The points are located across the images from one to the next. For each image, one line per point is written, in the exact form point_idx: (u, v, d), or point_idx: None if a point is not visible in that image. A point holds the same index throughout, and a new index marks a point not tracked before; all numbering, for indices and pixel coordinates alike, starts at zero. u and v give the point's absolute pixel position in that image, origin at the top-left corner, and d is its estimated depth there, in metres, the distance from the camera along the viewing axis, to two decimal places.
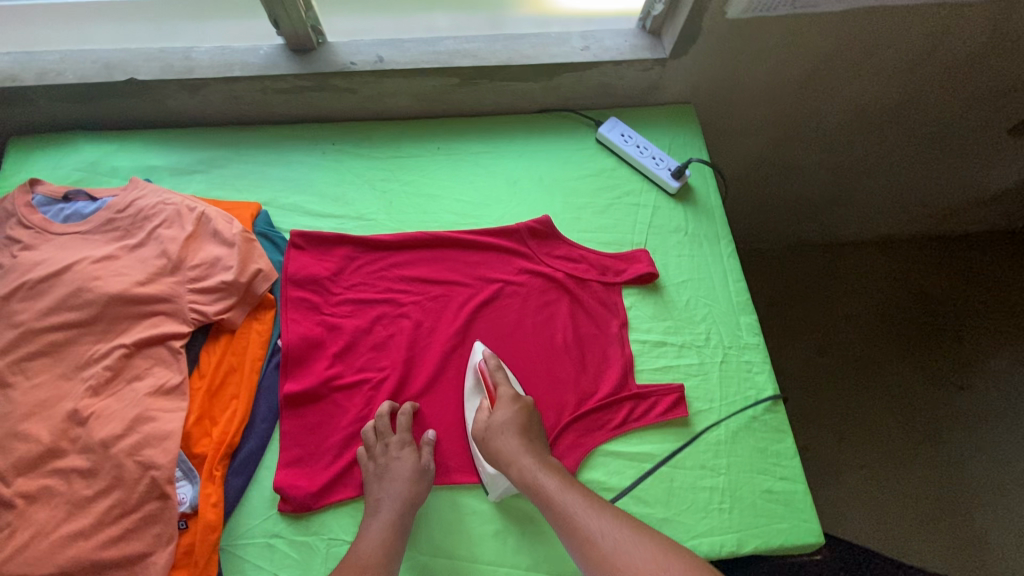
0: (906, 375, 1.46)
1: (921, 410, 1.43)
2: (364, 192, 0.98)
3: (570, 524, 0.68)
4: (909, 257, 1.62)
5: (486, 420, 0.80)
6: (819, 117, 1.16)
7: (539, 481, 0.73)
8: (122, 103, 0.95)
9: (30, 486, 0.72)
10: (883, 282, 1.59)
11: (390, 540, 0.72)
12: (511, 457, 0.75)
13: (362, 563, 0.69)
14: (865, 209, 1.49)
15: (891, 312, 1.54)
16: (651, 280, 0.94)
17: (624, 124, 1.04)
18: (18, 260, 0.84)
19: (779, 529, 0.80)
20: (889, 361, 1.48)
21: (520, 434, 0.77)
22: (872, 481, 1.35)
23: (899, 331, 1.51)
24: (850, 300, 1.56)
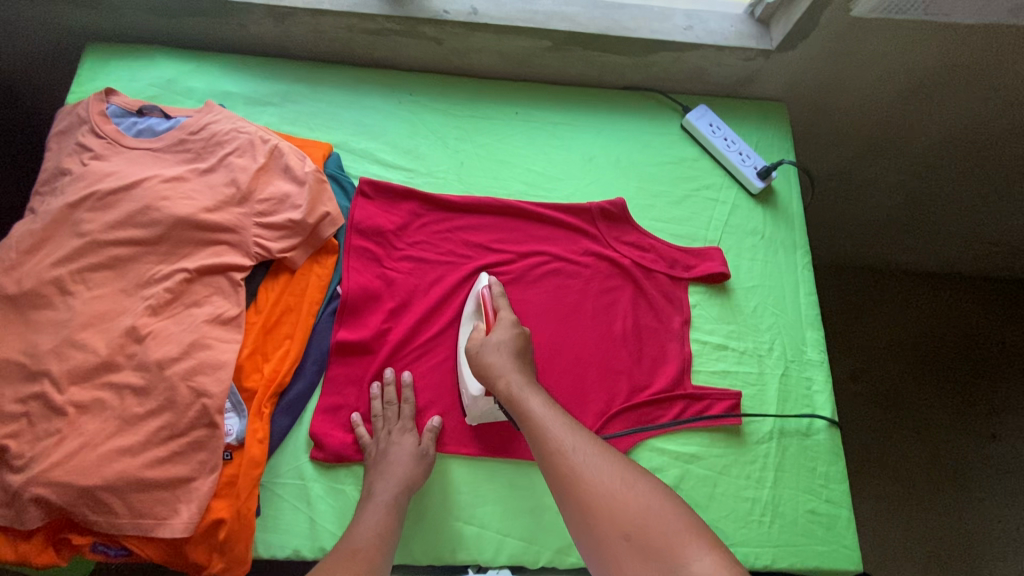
0: (934, 416, 1.39)
1: (948, 454, 1.36)
2: (437, 148, 0.95)
3: (563, 454, 0.64)
4: (965, 295, 1.51)
5: (481, 337, 0.79)
6: (911, 135, 1.09)
7: (541, 412, 0.68)
8: (205, 22, 0.93)
9: (83, 396, 0.72)
10: (931, 316, 1.49)
11: (384, 527, 0.69)
12: (514, 393, 0.72)
13: (353, 548, 0.65)
14: (931, 239, 1.39)
15: (933, 349, 1.46)
16: (719, 280, 0.91)
17: (713, 113, 0.99)
18: (88, 168, 0.83)
19: (816, 551, 0.78)
20: (923, 402, 1.41)
21: (528, 376, 0.74)
22: (887, 513, 1.30)
23: (938, 369, 1.44)
24: (897, 333, 1.47)
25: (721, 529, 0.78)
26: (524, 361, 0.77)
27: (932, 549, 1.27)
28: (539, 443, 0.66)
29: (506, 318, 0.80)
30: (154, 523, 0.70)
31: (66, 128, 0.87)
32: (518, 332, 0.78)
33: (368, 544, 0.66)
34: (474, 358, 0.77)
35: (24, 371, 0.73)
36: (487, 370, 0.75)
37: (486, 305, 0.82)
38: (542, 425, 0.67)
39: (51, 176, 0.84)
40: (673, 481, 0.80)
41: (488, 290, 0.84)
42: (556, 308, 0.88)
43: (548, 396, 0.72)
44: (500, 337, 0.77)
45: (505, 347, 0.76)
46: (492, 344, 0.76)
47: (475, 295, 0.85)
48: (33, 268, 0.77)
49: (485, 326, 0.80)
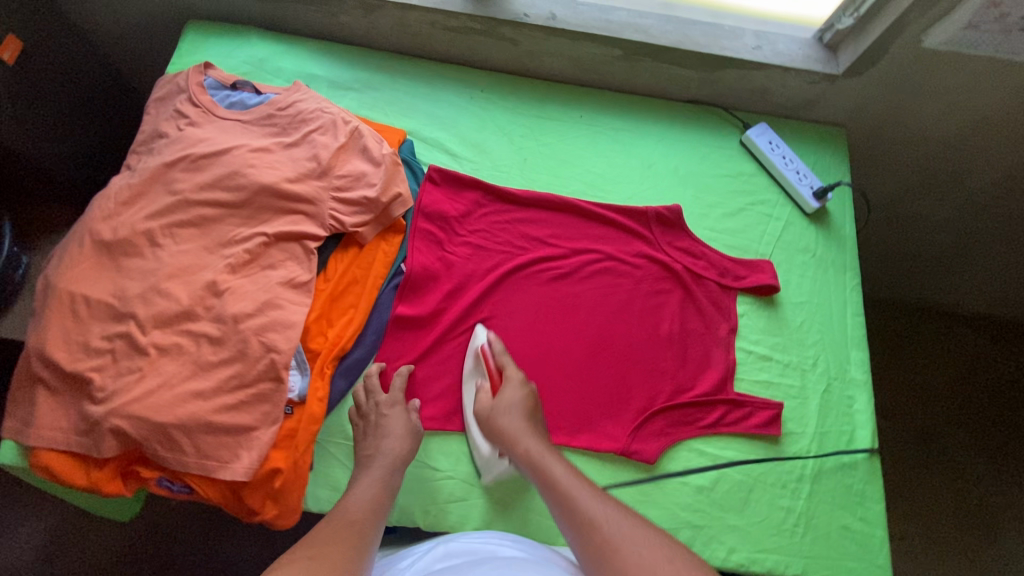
0: (964, 459, 1.37)
1: (976, 498, 1.34)
2: (503, 143, 1.00)
3: (593, 529, 0.63)
4: (1001, 340, 1.49)
5: (489, 402, 0.80)
6: (966, 172, 1.10)
7: (566, 481, 0.69)
8: (301, 9, 0.99)
9: (164, 339, 0.77)
10: (966, 358, 1.47)
11: (376, 501, 0.70)
12: (536, 459, 0.73)
13: (351, 518, 0.65)
14: (971, 279, 1.39)
15: (966, 392, 1.44)
16: (768, 293, 0.93)
17: (774, 132, 1.01)
18: (184, 133, 0.89)
19: (847, 566, 0.79)
20: (951, 444, 1.38)
21: (543, 443, 0.76)
22: (909, 554, 1.28)
23: (970, 413, 1.42)
24: (928, 372, 1.45)
25: (754, 534, 0.80)
26: (536, 420, 0.78)
27: None
28: (569, 512, 0.66)
29: (513, 378, 0.82)
30: (217, 464, 0.74)
31: (165, 96, 0.94)
32: (525, 393, 0.80)
33: (364, 515, 0.67)
34: (485, 423, 0.79)
35: (112, 311, 0.78)
36: (501, 435, 0.76)
37: (490, 363, 0.83)
38: (570, 493, 0.68)
39: (149, 138, 0.91)
40: (709, 482, 0.82)
41: (488, 346, 0.85)
42: (605, 305, 0.91)
43: (568, 465, 0.73)
44: (510, 398, 0.79)
45: (515, 410, 0.78)
46: (502, 410, 0.77)
47: (472, 353, 0.86)
48: (129, 219, 0.83)
49: (491, 387, 0.82)
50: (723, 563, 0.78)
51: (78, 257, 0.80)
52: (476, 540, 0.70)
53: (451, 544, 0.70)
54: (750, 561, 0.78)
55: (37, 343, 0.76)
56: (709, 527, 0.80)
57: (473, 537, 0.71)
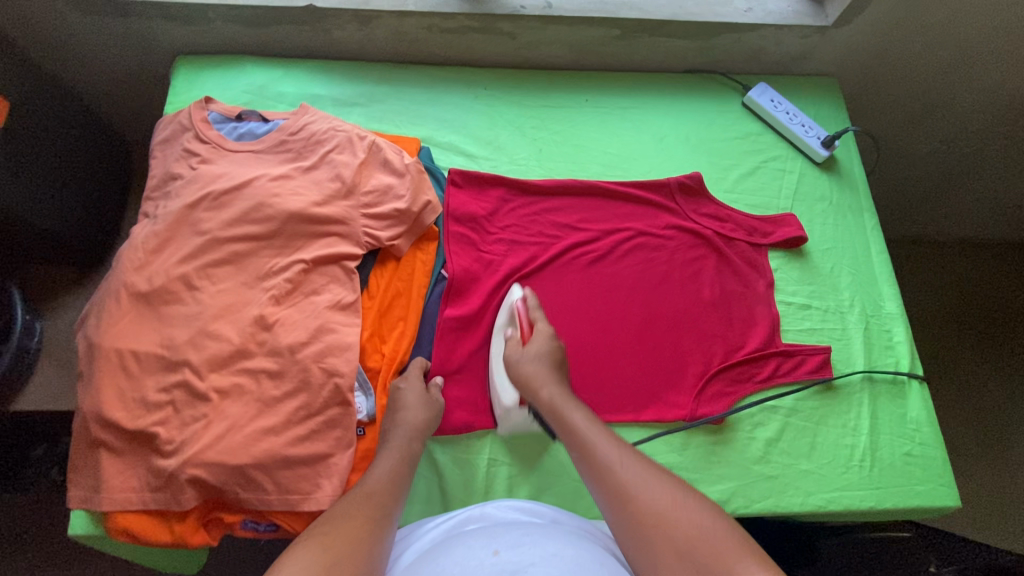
0: (974, 376, 1.33)
1: (992, 412, 1.30)
2: (516, 137, 1.00)
3: (611, 473, 0.63)
4: (1000, 260, 1.45)
5: (518, 350, 0.80)
6: (952, 102, 1.14)
7: (585, 428, 0.70)
8: (293, 30, 0.98)
9: (223, 382, 0.76)
10: (967, 281, 1.43)
11: (396, 474, 0.71)
12: (558, 405, 0.73)
13: (367, 492, 0.66)
14: (959, 203, 1.37)
15: (970, 313, 1.40)
16: (796, 245, 0.96)
17: (773, 90, 1.04)
18: (198, 171, 0.87)
19: (916, 491, 0.82)
20: (965, 365, 1.34)
21: (565, 389, 0.76)
22: None
23: (976, 333, 1.38)
24: (936, 299, 1.42)
25: (826, 476, 0.82)
26: (562, 374, 0.79)
27: (980, 507, 1.21)
28: (587, 454, 0.67)
29: (544, 331, 0.82)
30: (300, 498, 0.73)
31: (170, 136, 0.92)
32: (557, 346, 0.81)
33: (380, 490, 0.67)
34: (513, 368, 0.79)
35: (163, 362, 0.76)
36: (526, 380, 0.77)
37: (523, 319, 0.84)
38: (587, 441, 0.68)
39: (161, 181, 0.88)
40: (775, 433, 0.84)
41: (523, 302, 0.86)
42: (645, 279, 0.92)
43: (588, 411, 0.74)
44: (539, 347, 0.80)
45: (544, 359, 0.79)
46: (532, 356, 0.79)
47: (506, 307, 0.87)
48: (161, 266, 0.80)
49: (520, 337, 0.82)
50: (802, 508, 0.80)
51: (117, 312, 0.77)
52: (509, 507, 0.71)
53: (485, 509, 0.71)
54: (827, 502, 0.81)
55: (91, 406, 0.74)
56: (783, 476, 0.82)
57: (509, 502, 0.72)
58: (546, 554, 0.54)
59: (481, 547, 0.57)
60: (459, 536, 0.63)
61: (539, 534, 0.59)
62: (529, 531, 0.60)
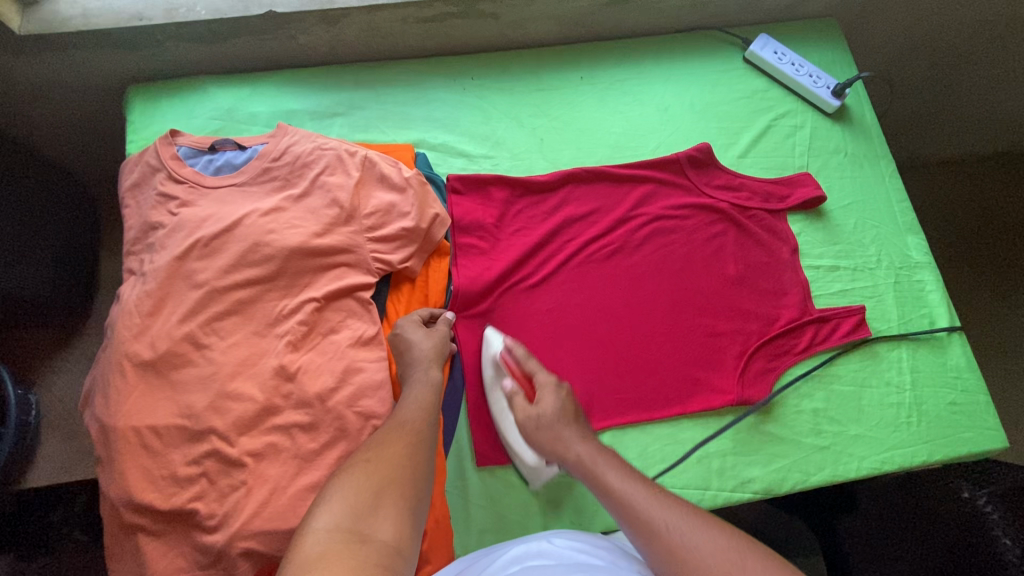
0: (969, 295, 1.29)
1: (987, 329, 1.26)
2: (513, 128, 0.93)
3: (661, 536, 0.56)
4: (994, 176, 1.37)
5: (529, 412, 0.73)
6: (949, 27, 1.09)
7: (623, 486, 0.62)
8: (255, 41, 0.88)
9: (255, 444, 0.71)
10: (960, 201, 1.36)
11: (428, 405, 0.70)
12: (589, 465, 0.66)
13: (404, 422, 0.66)
14: (947, 125, 1.32)
15: (963, 232, 1.34)
16: (817, 204, 0.92)
17: (775, 41, 0.99)
18: (180, 217, 0.79)
19: (965, 438, 0.82)
20: (965, 286, 1.30)
21: (592, 442, 0.70)
22: None
23: (970, 251, 1.32)
24: (930, 224, 1.35)
25: (876, 437, 0.82)
26: (581, 424, 0.72)
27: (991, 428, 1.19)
28: (629, 515, 0.59)
29: (545, 382, 0.76)
30: None
31: (139, 180, 0.83)
32: (564, 396, 0.74)
33: (415, 418, 0.67)
34: (531, 438, 0.73)
35: (187, 433, 0.71)
36: (551, 451, 0.70)
37: (512, 369, 0.78)
38: (628, 500, 0.61)
39: (141, 233, 0.80)
40: (821, 403, 0.83)
41: (510, 353, 0.79)
42: (668, 265, 0.88)
43: (622, 464, 0.66)
44: (551, 407, 0.72)
45: (559, 420, 0.72)
46: (545, 424, 0.71)
47: (489, 359, 0.80)
48: (162, 328, 0.74)
49: (524, 394, 0.76)
50: (858, 473, 0.80)
51: (125, 387, 0.71)
52: (568, 546, 0.63)
53: (542, 546, 0.63)
54: (881, 463, 0.80)
55: (119, 492, 0.69)
56: (835, 444, 0.81)
57: (568, 540, 0.64)
58: None
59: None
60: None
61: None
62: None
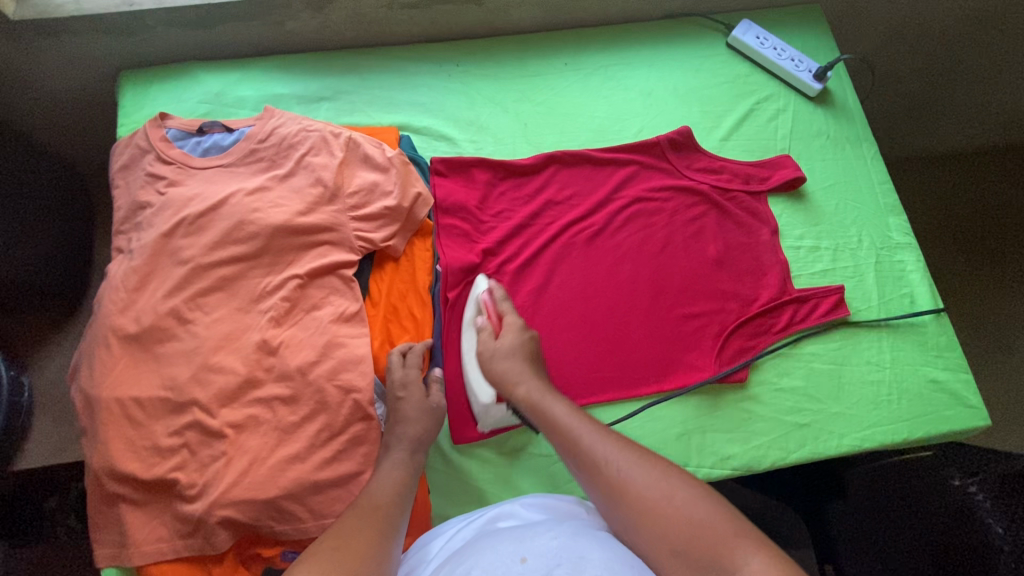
0: (973, 287, 1.28)
1: (991, 321, 1.25)
2: (497, 112, 0.94)
3: (598, 468, 0.61)
4: (993, 168, 1.38)
5: (490, 344, 0.78)
6: (935, 14, 1.10)
7: (565, 419, 0.68)
8: (243, 27, 0.90)
9: (236, 416, 0.72)
10: (958, 194, 1.37)
11: (402, 485, 0.66)
12: (536, 402, 0.71)
13: (375, 503, 0.62)
14: (942, 116, 1.32)
15: (963, 225, 1.34)
16: (797, 187, 0.93)
17: (757, 26, 1.00)
18: (168, 196, 0.81)
19: (946, 416, 0.82)
20: (957, 277, 1.29)
21: (546, 385, 0.73)
22: None
23: (972, 244, 1.32)
24: (929, 216, 1.35)
25: (857, 416, 0.82)
26: (540, 367, 0.76)
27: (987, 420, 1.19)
28: (571, 449, 0.65)
29: (513, 323, 0.79)
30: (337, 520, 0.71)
31: (129, 161, 0.85)
32: (526, 338, 0.77)
33: (387, 500, 0.63)
34: (487, 366, 0.77)
35: (169, 404, 0.72)
36: (502, 379, 0.75)
37: (490, 311, 0.81)
38: (573, 435, 0.65)
39: (130, 212, 0.82)
40: (801, 381, 0.83)
41: (488, 294, 0.83)
42: (647, 247, 0.89)
43: (573, 406, 0.70)
44: (511, 342, 0.77)
45: (517, 354, 0.76)
46: (503, 353, 0.76)
47: (473, 301, 0.83)
48: (147, 303, 0.75)
49: (492, 329, 0.80)
50: (839, 450, 0.80)
51: (109, 360, 0.72)
52: (536, 504, 0.66)
53: (514, 508, 0.66)
54: (861, 441, 0.80)
55: (101, 461, 0.70)
56: (816, 422, 0.81)
57: (536, 500, 0.67)
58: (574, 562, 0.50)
59: (509, 552, 0.52)
60: (487, 538, 0.57)
61: (571, 537, 0.54)
62: (561, 532, 0.54)
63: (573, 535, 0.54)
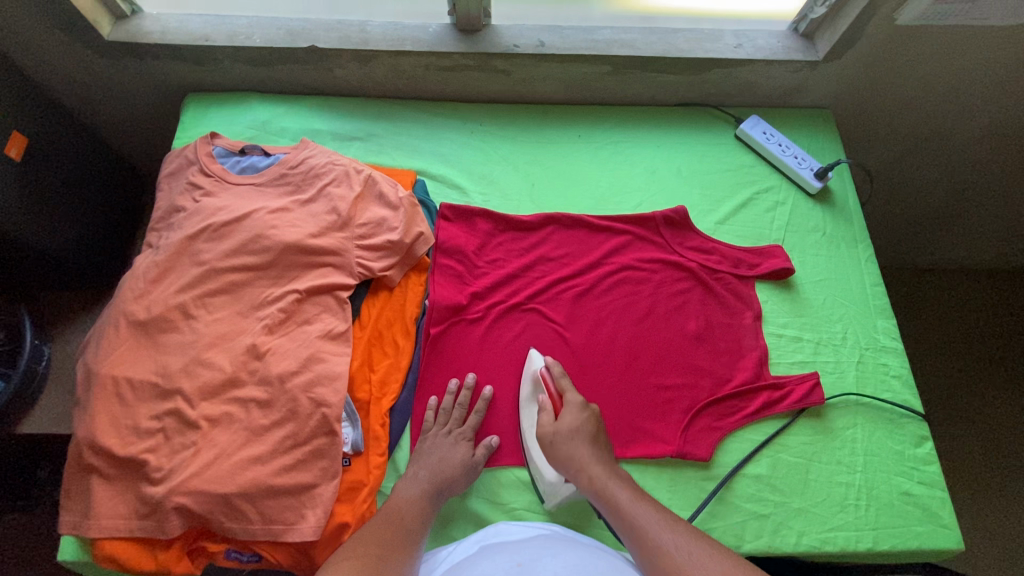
0: (996, 411, 1.32)
1: (1013, 448, 1.28)
2: (509, 170, 1.02)
3: (667, 557, 0.62)
4: (1007, 290, 1.45)
5: (551, 425, 0.78)
6: (951, 135, 1.14)
7: (632, 507, 0.68)
8: (298, 69, 1.03)
9: (213, 410, 0.77)
10: (977, 311, 1.43)
11: (421, 506, 0.72)
12: (599, 487, 0.71)
13: (397, 517, 0.69)
14: (963, 233, 1.38)
15: (983, 343, 1.39)
16: (785, 277, 0.95)
17: (765, 123, 1.06)
18: (200, 205, 0.90)
19: (915, 532, 0.79)
20: (982, 400, 1.33)
21: (608, 467, 0.74)
22: (973, 521, 1.21)
23: (994, 365, 1.37)
24: (951, 330, 1.41)
25: (819, 515, 0.79)
26: (600, 446, 0.76)
27: (994, 549, 1.18)
28: (633, 532, 0.66)
29: (573, 401, 0.80)
30: (283, 528, 0.74)
31: (176, 170, 0.96)
32: (587, 415, 0.78)
33: (407, 513, 0.70)
34: (548, 449, 0.76)
35: (157, 389, 0.78)
36: (565, 463, 0.74)
37: (550, 387, 0.82)
38: (637, 523, 0.66)
39: (166, 214, 0.92)
40: (767, 471, 0.82)
41: (546, 369, 0.84)
42: (629, 314, 0.92)
43: (634, 488, 0.72)
44: (572, 423, 0.77)
45: (578, 437, 0.75)
46: (565, 436, 0.75)
47: (530, 376, 0.85)
48: (160, 295, 0.83)
49: (553, 409, 0.80)
50: (796, 549, 0.77)
51: (116, 340, 0.80)
52: (519, 524, 0.72)
53: (499, 527, 0.72)
54: (820, 542, 0.77)
55: (85, 432, 0.75)
56: (776, 514, 0.79)
57: (523, 522, 0.73)
58: (565, 563, 0.57)
59: (505, 560, 0.59)
60: (486, 553, 0.63)
61: (563, 550, 0.60)
62: (553, 547, 0.61)
63: (561, 548, 0.61)
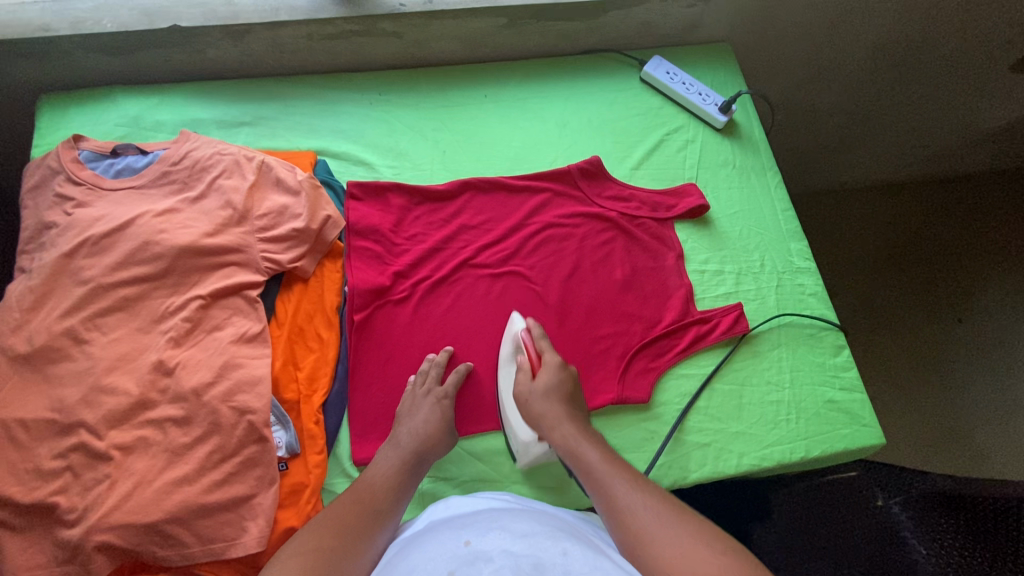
0: (908, 312, 1.41)
1: (921, 338, 1.38)
2: (416, 140, 0.97)
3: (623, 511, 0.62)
4: (911, 199, 1.54)
5: (528, 385, 0.77)
6: (841, 57, 1.19)
7: (595, 462, 0.68)
8: (164, 53, 0.93)
9: (125, 437, 0.71)
10: (884, 222, 1.52)
11: (399, 482, 0.70)
12: (567, 443, 0.71)
13: (364, 496, 0.67)
14: (864, 148, 1.46)
15: (894, 250, 1.48)
16: (702, 213, 0.96)
17: (668, 63, 1.06)
18: (74, 217, 0.81)
19: (841, 434, 0.84)
20: (892, 304, 1.43)
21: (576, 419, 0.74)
22: (894, 415, 1.32)
23: (906, 269, 1.46)
24: (863, 242, 1.50)
25: (756, 435, 0.83)
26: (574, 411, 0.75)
27: (919, 437, 1.29)
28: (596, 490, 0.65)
29: (551, 361, 0.78)
30: (225, 545, 0.69)
31: (40, 182, 0.85)
32: (565, 376, 0.77)
33: (379, 494, 0.68)
34: (525, 405, 0.76)
35: (56, 426, 0.71)
36: (539, 420, 0.74)
37: (529, 350, 0.80)
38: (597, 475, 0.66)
39: (36, 232, 0.82)
40: (705, 402, 0.84)
41: (527, 333, 0.82)
42: (556, 271, 0.91)
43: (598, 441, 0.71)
44: (547, 381, 0.76)
45: (554, 394, 0.75)
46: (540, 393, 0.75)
47: (511, 338, 0.83)
48: (43, 323, 0.74)
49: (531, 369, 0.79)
50: (738, 470, 0.80)
51: None
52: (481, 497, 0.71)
53: (450, 501, 0.71)
54: (760, 460, 0.81)
55: None
56: (716, 441, 0.82)
57: (482, 494, 0.72)
58: (513, 536, 0.55)
59: (453, 539, 0.56)
60: (431, 532, 0.61)
61: (508, 522, 0.59)
62: (498, 520, 0.60)
63: (510, 520, 0.60)
